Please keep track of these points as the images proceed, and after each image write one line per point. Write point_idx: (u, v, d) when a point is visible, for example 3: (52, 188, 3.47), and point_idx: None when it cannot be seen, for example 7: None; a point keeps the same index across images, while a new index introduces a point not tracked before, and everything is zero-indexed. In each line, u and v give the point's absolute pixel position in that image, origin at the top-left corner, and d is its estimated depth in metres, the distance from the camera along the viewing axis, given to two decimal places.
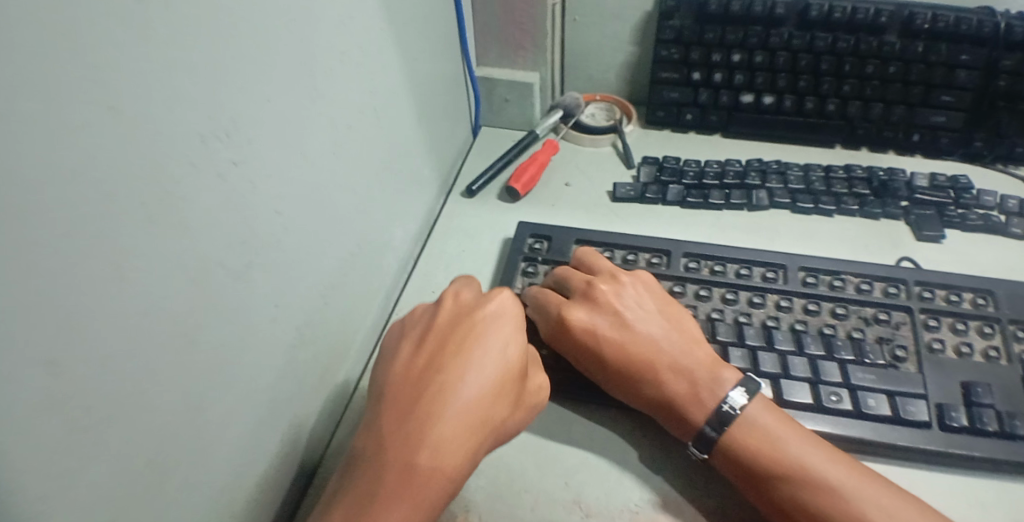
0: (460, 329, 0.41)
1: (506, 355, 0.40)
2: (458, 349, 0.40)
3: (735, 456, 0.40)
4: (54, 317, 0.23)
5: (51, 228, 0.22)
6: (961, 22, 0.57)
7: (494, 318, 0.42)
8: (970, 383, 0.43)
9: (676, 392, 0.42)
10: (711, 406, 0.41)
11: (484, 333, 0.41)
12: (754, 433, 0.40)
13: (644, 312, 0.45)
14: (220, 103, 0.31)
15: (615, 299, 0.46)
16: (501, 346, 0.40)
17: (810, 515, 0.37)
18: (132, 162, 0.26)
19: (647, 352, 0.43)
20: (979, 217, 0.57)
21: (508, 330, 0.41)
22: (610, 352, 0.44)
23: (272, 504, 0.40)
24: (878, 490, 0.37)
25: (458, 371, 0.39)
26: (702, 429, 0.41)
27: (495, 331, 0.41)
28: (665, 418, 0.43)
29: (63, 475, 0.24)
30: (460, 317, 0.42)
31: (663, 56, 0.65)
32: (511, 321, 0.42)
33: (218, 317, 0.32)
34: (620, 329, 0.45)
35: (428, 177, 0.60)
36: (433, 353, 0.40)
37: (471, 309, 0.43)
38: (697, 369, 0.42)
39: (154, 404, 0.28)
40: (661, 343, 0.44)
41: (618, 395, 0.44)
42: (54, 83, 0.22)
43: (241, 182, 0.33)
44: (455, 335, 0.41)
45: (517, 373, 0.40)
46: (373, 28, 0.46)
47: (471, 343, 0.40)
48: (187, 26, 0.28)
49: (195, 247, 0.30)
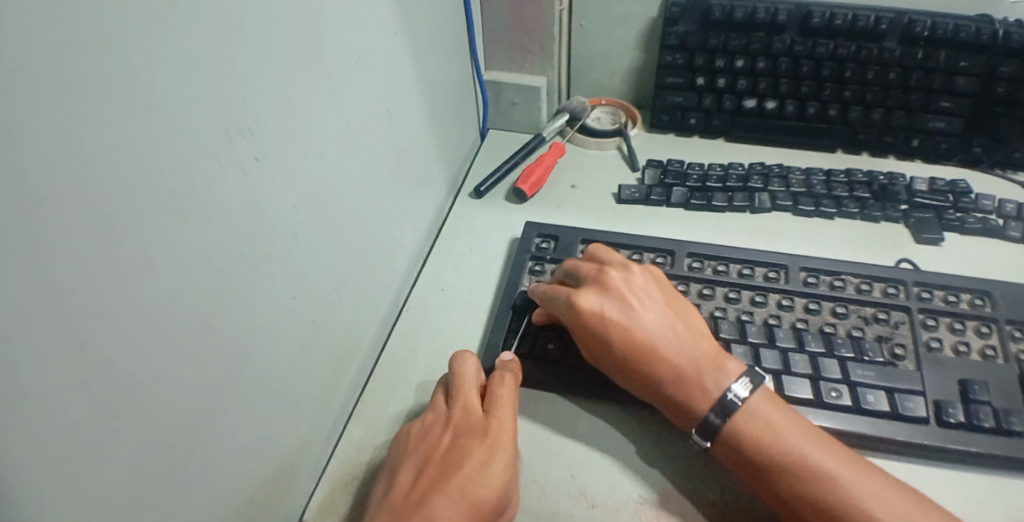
0: (450, 464, 0.41)
1: (488, 501, 0.39)
2: (449, 477, 0.40)
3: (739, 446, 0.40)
4: (84, 300, 0.24)
5: (85, 216, 0.24)
6: (961, 30, 0.58)
7: (484, 460, 0.41)
8: (967, 380, 0.44)
9: (681, 379, 0.43)
10: (715, 395, 0.42)
11: (472, 475, 0.40)
12: (756, 421, 0.41)
13: (655, 303, 0.46)
14: (241, 102, 0.32)
15: (626, 287, 0.47)
16: (491, 476, 0.40)
17: (809, 501, 0.38)
18: (161, 156, 0.27)
19: (654, 338, 0.44)
20: (977, 220, 0.58)
21: (495, 474, 0.40)
22: (618, 336, 0.45)
23: (284, 493, 0.41)
24: (879, 490, 0.38)
25: (445, 502, 0.39)
26: (707, 416, 0.41)
27: (482, 475, 0.40)
28: (668, 406, 0.44)
29: (82, 457, 0.25)
30: (453, 450, 0.42)
31: (667, 62, 0.66)
32: (501, 467, 0.41)
33: (238, 309, 0.33)
34: (628, 314, 0.46)
35: (437, 178, 0.61)
36: (422, 484, 0.40)
37: (466, 440, 0.42)
38: (703, 358, 0.43)
39: (173, 391, 0.29)
40: (669, 331, 0.45)
41: (623, 381, 0.45)
42: (86, 81, 0.23)
43: (260, 178, 0.34)
44: (444, 473, 0.40)
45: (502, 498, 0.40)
46: (386, 31, 0.47)
47: (462, 471, 0.40)
48: (211, 26, 0.29)
49: (216, 239, 0.31)
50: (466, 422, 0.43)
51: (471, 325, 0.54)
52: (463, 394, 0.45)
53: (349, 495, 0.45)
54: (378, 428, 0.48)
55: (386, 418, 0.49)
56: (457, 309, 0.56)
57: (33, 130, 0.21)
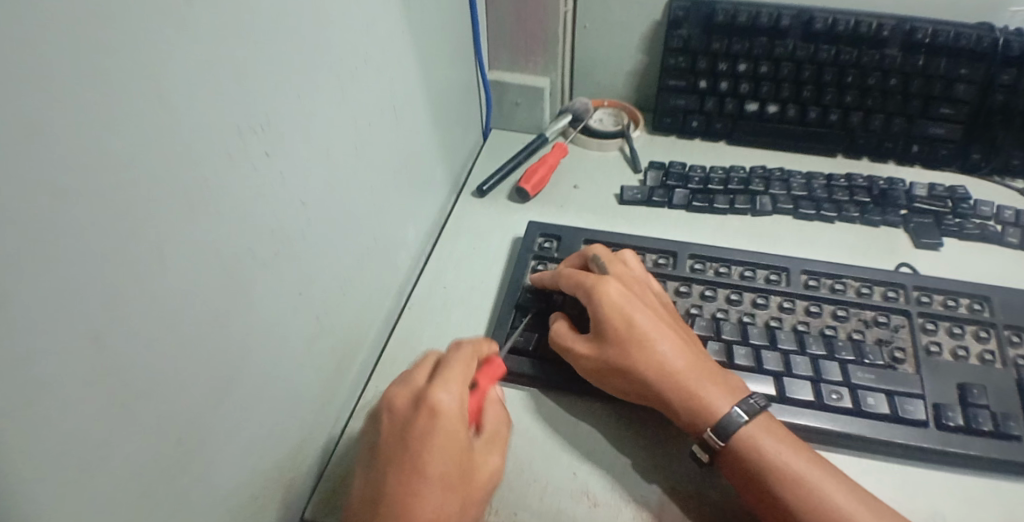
0: (396, 443, 0.39)
1: (444, 470, 0.38)
2: (397, 462, 0.38)
3: (741, 454, 0.41)
4: (100, 294, 0.24)
5: (103, 210, 0.24)
6: (961, 37, 0.59)
7: (424, 430, 0.39)
8: (966, 384, 0.44)
9: (704, 385, 0.43)
10: (737, 398, 0.43)
11: (416, 449, 0.38)
12: (774, 431, 0.41)
13: (672, 314, 0.48)
14: (251, 98, 0.32)
15: (650, 290, 0.49)
16: (438, 455, 0.38)
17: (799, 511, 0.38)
18: (176, 150, 0.27)
19: (679, 339, 0.45)
20: (975, 226, 0.58)
21: (440, 442, 0.38)
22: (647, 325, 0.45)
23: (285, 490, 0.41)
24: (865, 498, 0.39)
25: (400, 489, 0.37)
26: (732, 414, 0.41)
27: (425, 445, 0.38)
28: (676, 398, 0.43)
29: (96, 450, 0.25)
30: (397, 427, 0.40)
31: (670, 65, 0.66)
32: (444, 434, 0.39)
33: (244, 304, 0.33)
34: (656, 312, 0.46)
35: (440, 177, 0.62)
36: (381, 466, 0.39)
37: (406, 416, 0.40)
38: (718, 368, 0.44)
39: (183, 385, 0.29)
40: (685, 335, 0.46)
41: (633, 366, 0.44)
42: (109, 73, 0.23)
43: (270, 173, 0.34)
44: (391, 453, 0.39)
45: (456, 477, 0.38)
46: (393, 29, 0.47)
47: (407, 456, 0.38)
48: (223, 20, 0.29)
49: (226, 234, 0.31)
50: (406, 396, 0.41)
51: (472, 324, 0.54)
52: (409, 373, 0.43)
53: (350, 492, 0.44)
54: None
55: None
56: (458, 307, 0.56)
57: (56, 125, 0.21)
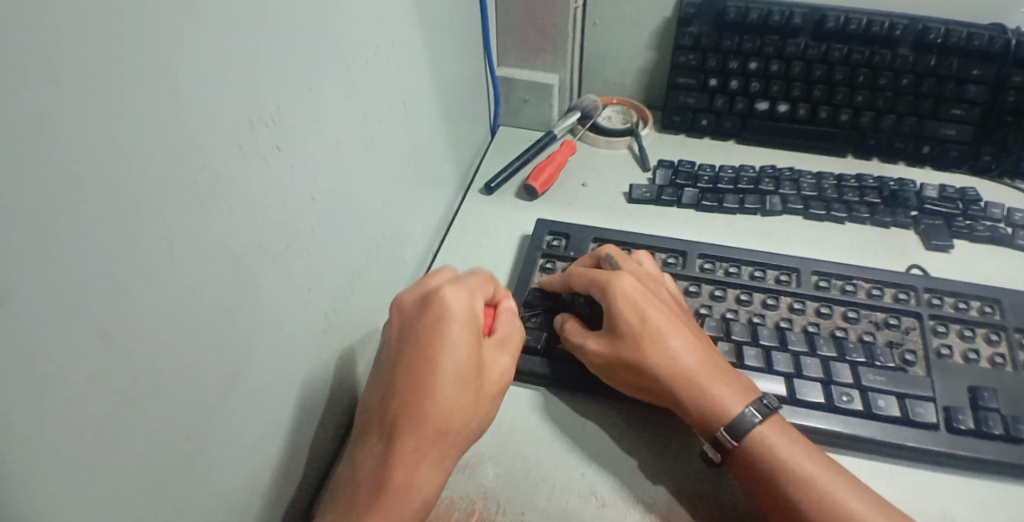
0: (407, 338, 0.41)
1: (455, 357, 0.40)
2: (412, 359, 0.40)
3: (751, 453, 0.41)
4: (111, 291, 0.24)
5: (113, 207, 0.24)
6: (974, 38, 0.58)
7: (434, 321, 0.40)
8: (977, 387, 0.44)
9: (710, 373, 0.43)
10: (749, 399, 0.42)
11: (429, 342, 0.40)
12: (788, 431, 0.41)
13: (682, 308, 0.48)
14: (263, 94, 0.32)
15: (665, 287, 0.49)
16: (453, 354, 0.40)
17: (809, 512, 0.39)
18: (187, 146, 0.27)
19: (688, 331, 0.45)
20: (986, 228, 0.58)
21: (451, 330, 0.40)
22: (658, 315, 0.45)
23: (292, 485, 0.41)
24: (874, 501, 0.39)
25: (417, 384, 0.39)
26: (744, 412, 0.41)
27: (436, 334, 0.40)
28: (685, 394, 0.43)
29: (105, 445, 0.25)
30: (408, 326, 0.42)
31: (680, 63, 0.66)
32: (454, 325, 0.41)
33: (254, 301, 0.33)
34: (666, 304, 0.47)
35: (448, 173, 0.61)
36: (393, 362, 0.41)
37: (415, 312, 0.42)
38: (723, 361, 0.45)
39: (191, 381, 0.29)
40: (698, 332, 0.46)
41: (644, 360, 0.44)
42: (119, 68, 0.23)
43: (280, 169, 0.34)
44: (402, 347, 0.41)
45: (472, 373, 0.40)
46: (403, 25, 0.47)
47: (423, 352, 0.40)
48: (235, 16, 0.29)
49: (235, 231, 0.31)
50: (416, 298, 0.43)
51: None
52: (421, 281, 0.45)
53: None
54: None
55: None
56: None
57: (63, 121, 0.21)
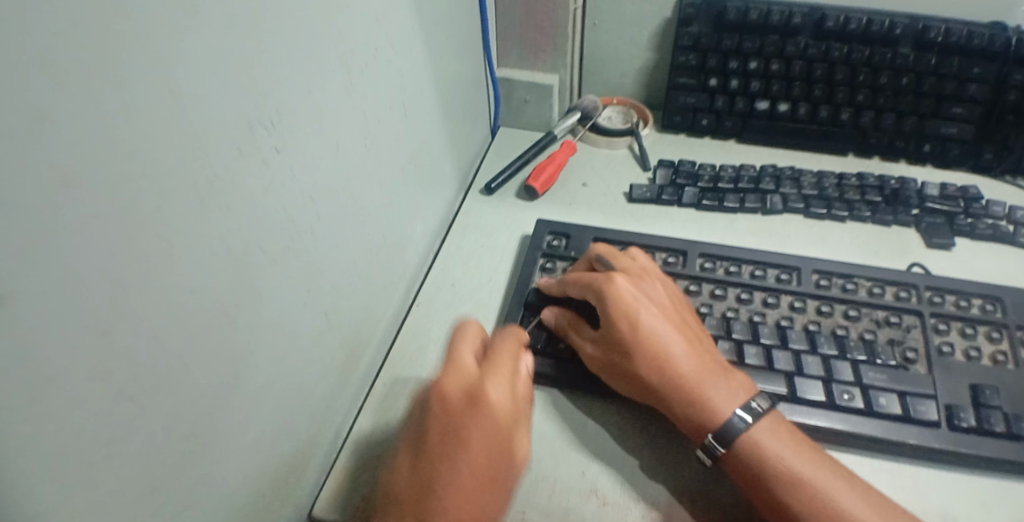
0: (450, 436, 0.38)
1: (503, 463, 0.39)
2: (444, 457, 0.38)
3: (744, 457, 0.41)
4: (111, 288, 0.24)
5: (113, 205, 0.24)
6: (974, 36, 0.58)
7: (482, 422, 0.39)
8: (978, 385, 0.44)
9: (705, 380, 0.43)
10: (740, 400, 0.42)
11: (464, 441, 0.38)
12: (781, 432, 0.41)
13: (685, 311, 0.48)
14: (263, 94, 0.32)
15: (659, 286, 0.48)
16: (487, 458, 0.38)
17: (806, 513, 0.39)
18: (187, 144, 0.27)
19: (686, 338, 0.45)
20: (988, 226, 0.58)
21: (499, 434, 0.39)
22: (653, 323, 0.45)
23: (294, 484, 0.41)
24: (872, 498, 0.39)
25: (446, 487, 0.37)
26: (731, 418, 0.41)
27: (485, 438, 0.38)
28: (676, 398, 0.43)
29: (105, 442, 0.25)
30: (449, 417, 0.39)
31: (680, 63, 0.66)
32: (501, 428, 0.39)
33: (255, 300, 0.34)
34: (664, 310, 0.46)
35: (448, 174, 0.62)
36: (425, 453, 0.38)
37: (461, 408, 0.39)
38: (723, 365, 0.44)
39: (191, 379, 0.29)
40: (692, 333, 0.46)
41: (634, 366, 0.44)
42: (119, 67, 0.23)
43: (280, 168, 0.34)
44: (444, 444, 0.38)
45: (499, 478, 0.39)
46: (403, 26, 0.47)
47: (457, 451, 0.38)
48: (235, 16, 0.29)
49: (235, 230, 0.31)
50: (457, 385, 0.40)
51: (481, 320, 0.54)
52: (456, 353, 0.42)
53: (359, 488, 0.44)
54: (388, 421, 0.48)
55: (396, 412, 0.49)
56: (466, 304, 0.56)
57: (64, 117, 0.21)
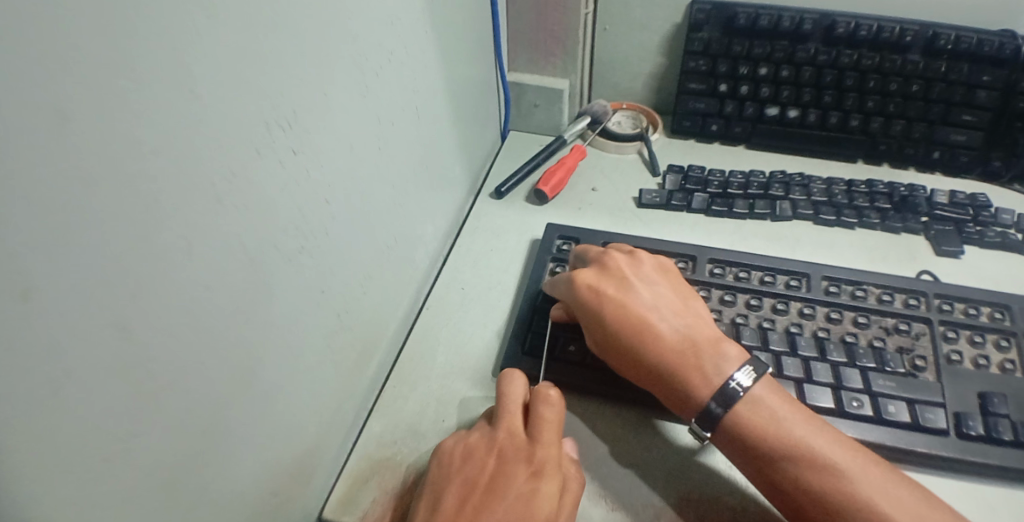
0: (495, 495, 0.40)
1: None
2: (491, 501, 0.39)
3: (744, 443, 0.41)
4: (132, 290, 0.25)
5: (136, 210, 0.25)
6: (984, 44, 0.58)
7: (527, 486, 0.40)
8: (986, 393, 0.44)
9: (678, 357, 0.44)
10: (717, 383, 0.42)
11: (512, 496, 0.39)
12: (802, 414, 0.41)
13: (657, 286, 0.49)
14: (280, 100, 0.32)
15: (630, 278, 0.49)
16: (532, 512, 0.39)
17: (822, 489, 0.38)
18: (207, 150, 0.28)
19: (654, 317, 0.46)
20: (996, 234, 0.58)
21: (545, 502, 0.39)
22: (615, 315, 0.47)
23: (306, 484, 0.42)
24: (892, 478, 0.39)
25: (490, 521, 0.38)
26: (709, 406, 0.42)
27: (535, 500, 0.39)
28: (665, 392, 0.44)
29: (125, 439, 0.26)
30: (498, 476, 0.41)
31: (690, 67, 0.66)
32: (551, 496, 0.40)
33: (270, 303, 0.34)
34: (629, 295, 0.48)
35: (458, 177, 0.62)
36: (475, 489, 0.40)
37: (511, 470, 0.41)
38: (699, 333, 0.45)
39: (209, 380, 0.30)
40: (667, 318, 0.46)
41: (621, 367, 0.46)
42: (142, 74, 0.24)
43: (296, 173, 0.35)
44: (489, 501, 0.40)
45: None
46: (417, 31, 0.47)
47: (504, 499, 0.39)
48: (254, 25, 0.30)
49: (253, 232, 0.32)
50: (512, 445, 0.43)
51: (490, 324, 0.55)
52: (512, 411, 0.44)
53: (370, 490, 0.45)
54: (398, 423, 0.49)
55: (406, 414, 0.49)
56: (476, 308, 0.56)
57: (88, 119, 0.22)
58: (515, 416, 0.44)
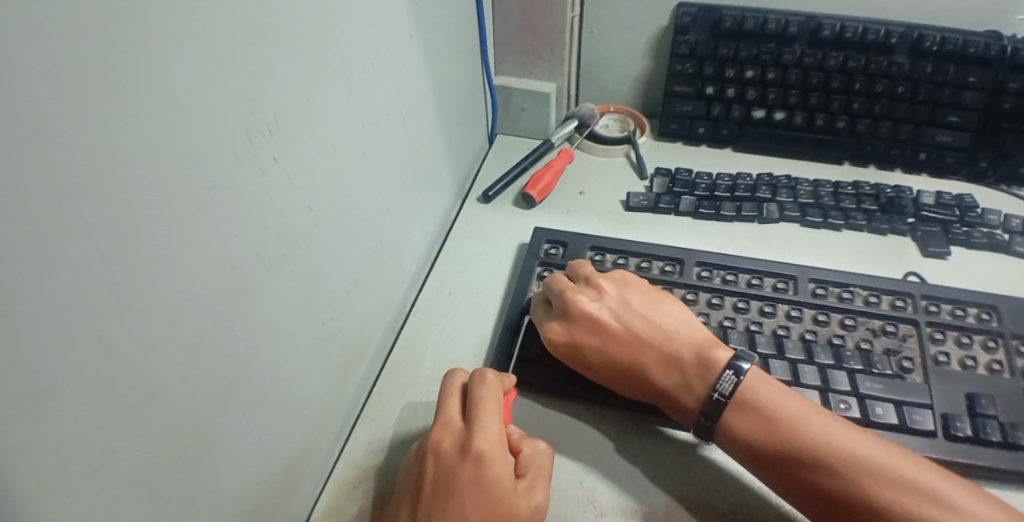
0: (443, 493, 0.39)
1: (513, 519, 0.38)
2: (444, 495, 0.38)
3: (733, 423, 0.42)
4: (111, 299, 0.24)
5: (114, 216, 0.24)
6: (970, 45, 0.59)
7: (474, 476, 0.39)
8: (974, 394, 0.44)
9: (670, 385, 0.44)
10: (702, 393, 0.43)
11: (458, 488, 0.38)
12: (794, 402, 0.41)
13: (621, 305, 0.48)
14: (262, 105, 0.32)
15: (599, 302, 0.49)
16: (483, 504, 0.38)
17: (824, 468, 0.38)
18: (187, 155, 0.27)
19: (632, 348, 0.46)
20: (983, 234, 0.58)
21: (498, 490, 0.39)
22: (599, 360, 0.46)
23: (291, 494, 0.41)
24: (887, 448, 0.39)
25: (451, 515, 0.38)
26: (698, 420, 0.43)
27: (483, 488, 0.39)
28: (673, 409, 0.45)
29: (106, 451, 0.25)
30: (441, 469, 0.40)
31: (677, 70, 0.66)
32: (496, 480, 0.39)
33: (253, 310, 0.34)
34: (601, 331, 0.47)
35: (446, 181, 0.62)
36: (433, 482, 0.40)
37: (451, 465, 0.39)
38: (674, 348, 0.45)
39: (192, 389, 0.30)
40: (649, 337, 0.46)
41: (625, 392, 0.46)
42: (120, 77, 0.23)
43: (278, 179, 0.34)
44: (439, 495, 0.39)
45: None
46: (401, 34, 0.47)
47: (453, 493, 0.38)
48: (235, 28, 0.29)
49: (234, 238, 0.31)
50: (449, 437, 0.41)
51: (477, 329, 0.54)
52: (444, 406, 0.43)
53: (356, 498, 0.44)
54: (385, 431, 0.48)
55: (393, 422, 0.49)
56: (464, 312, 0.56)
57: (64, 123, 0.22)
58: (448, 409, 0.43)
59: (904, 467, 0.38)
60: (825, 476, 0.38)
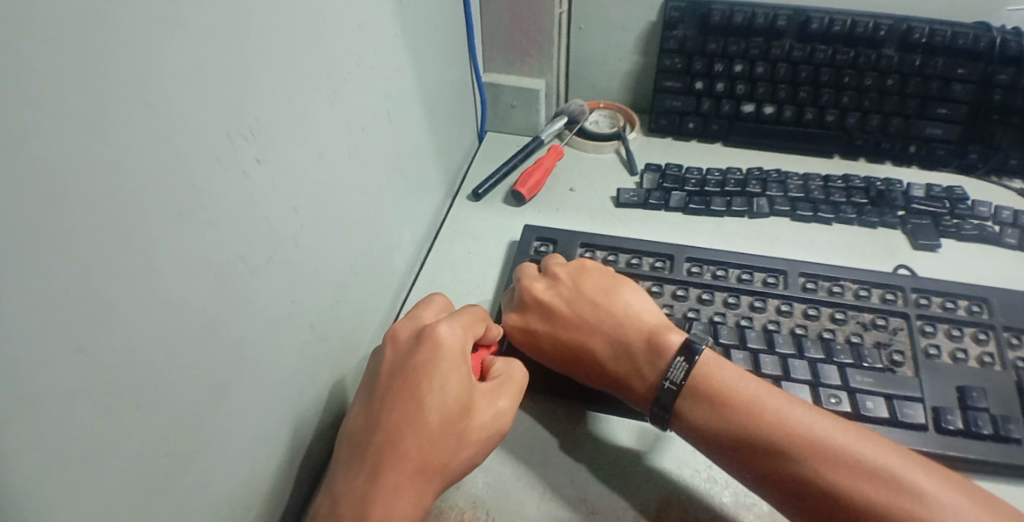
0: (399, 377, 0.40)
1: (467, 407, 0.39)
2: (401, 383, 0.39)
3: (686, 412, 0.42)
4: (91, 307, 0.24)
5: (94, 223, 0.24)
6: (958, 37, 0.59)
7: (433, 362, 0.39)
8: (965, 387, 0.44)
9: (618, 372, 0.45)
10: (652, 382, 0.43)
11: (415, 375, 0.39)
12: (751, 382, 0.42)
13: (575, 294, 0.49)
14: (243, 105, 0.32)
15: (552, 292, 0.49)
16: (438, 391, 0.39)
17: (782, 435, 0.38)
18: (167, 159, 0.27)
19: (583, 335, 0.47)
20: (973, 227, 0.58)
21: (453, 373, 0.40)
22: (553, 348, 0.47)
23: (280, 498, 0.41)
24: (844, 427, 0.39)
25: (405, 402, 0.38)
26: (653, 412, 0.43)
27: (437, 375, 0.39)
28: (627, 396, 0.45)
29: (91, 462, 0.25)
30: (400, 359, 0.41)
31: (666, 66, 0.66)
32: (452, 363, 0.40)
33: (238, 314, 0.33)
34: (553, 319, 0.48)
35: (434, 180, 0.61)
36: (391, 375, 0.40)
37: (410, 351, 0.41)
38: (623, 334, 0.46)
39: (177, 395, 0.29)
40: (598, 325, 0.47)
41: (580, 378, 0.47)
42: (95, 81, 0.23)
43: (261, 181, 0.34)
44: (396, 381, 0.40)
45: (453, 412, 0.39)
46: (386, 32, 0.46)
47: (410, 379, 0.39)
48: (213, 28, 0.29)
49: (218, 243, 0.31)
50: (412, 333, 0.43)
51: None
52: (415, 314, 0.45)
53: None
54: None
55: None
56: None
57: (36, 130, 0.21)
58: (420, 314, 0.45)
59: (860, 444, 0.38)
60: (780, 440, 0.38)
